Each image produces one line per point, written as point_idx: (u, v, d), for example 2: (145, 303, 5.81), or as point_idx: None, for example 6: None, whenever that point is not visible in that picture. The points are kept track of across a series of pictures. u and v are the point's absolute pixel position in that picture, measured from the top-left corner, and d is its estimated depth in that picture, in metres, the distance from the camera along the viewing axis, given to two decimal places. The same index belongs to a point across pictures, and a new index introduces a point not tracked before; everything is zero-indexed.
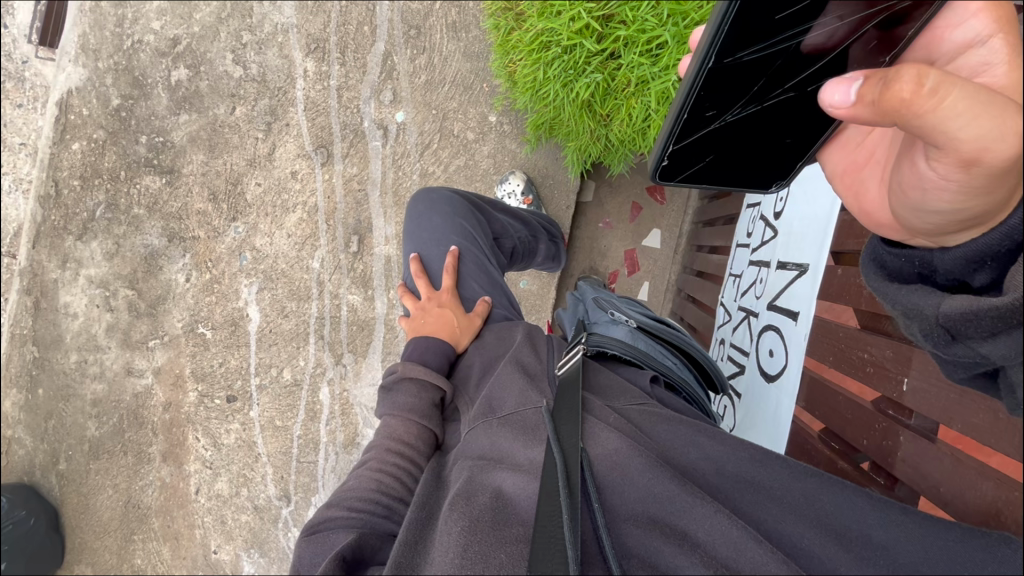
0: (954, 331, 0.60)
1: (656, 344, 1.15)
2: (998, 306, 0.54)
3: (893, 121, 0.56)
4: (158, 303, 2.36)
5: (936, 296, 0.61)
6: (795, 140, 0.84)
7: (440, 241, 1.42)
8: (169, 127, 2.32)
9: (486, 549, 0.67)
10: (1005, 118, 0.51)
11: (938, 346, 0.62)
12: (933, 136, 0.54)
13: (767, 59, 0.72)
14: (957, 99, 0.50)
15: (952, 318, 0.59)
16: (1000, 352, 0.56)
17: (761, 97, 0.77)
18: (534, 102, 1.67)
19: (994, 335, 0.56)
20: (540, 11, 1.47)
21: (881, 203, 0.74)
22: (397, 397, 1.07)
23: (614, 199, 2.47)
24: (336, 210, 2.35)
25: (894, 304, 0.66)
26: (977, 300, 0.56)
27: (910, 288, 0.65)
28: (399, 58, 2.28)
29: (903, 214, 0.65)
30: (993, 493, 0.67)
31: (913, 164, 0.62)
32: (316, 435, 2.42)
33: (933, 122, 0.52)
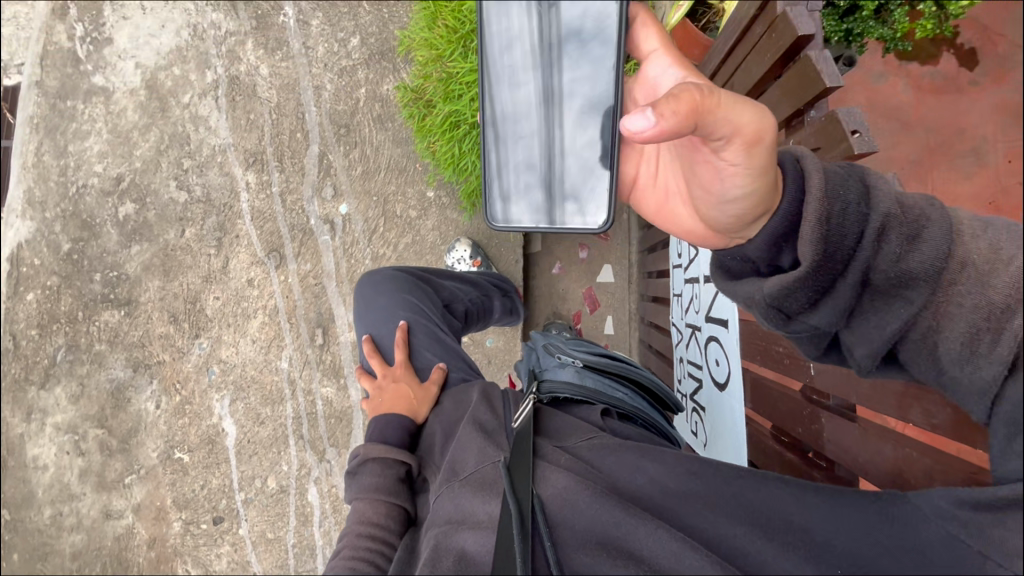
0: (784, 310, 0.70)
1: (605, 378, 1.20)
2: (800, 279, 0.67)
3: (688, 129, 0.61)
4: (130, 436, 2.32)
5: (759, 281, 0.72)
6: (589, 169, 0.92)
7: (389, 318, 1.47)
8: (122, 260, 2.37)
9: None
10: (756, 108, 0.65)
11: (781, 325, 0.73)
12: (721, 129, 0.63)
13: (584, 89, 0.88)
14: (726, 97, 0.62)
15: (777, 297, 0.69)
16: (824, 320, 0.69)
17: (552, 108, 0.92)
18: (458, 175, 1.77)
19: (813, 305, 0.69)
20: (444, 97, 1.66)
21: (694, 220, 0.83)
22: (361, 479, 1.08)
23: (561, 244, 2.58)
24: (297, 308, 2.40)
25: (735, 297, 0.76)
26: (786, 278, 0.68)
27: (744, 281, 0.75)
28: (335, 155, 2.43)
29: (717, 214, 0.74)
30: (892, 452, 0.74)
31: (707, 171, 0.72)
32: (311, 539, 2.34)
33: (720, 117, 0.62)
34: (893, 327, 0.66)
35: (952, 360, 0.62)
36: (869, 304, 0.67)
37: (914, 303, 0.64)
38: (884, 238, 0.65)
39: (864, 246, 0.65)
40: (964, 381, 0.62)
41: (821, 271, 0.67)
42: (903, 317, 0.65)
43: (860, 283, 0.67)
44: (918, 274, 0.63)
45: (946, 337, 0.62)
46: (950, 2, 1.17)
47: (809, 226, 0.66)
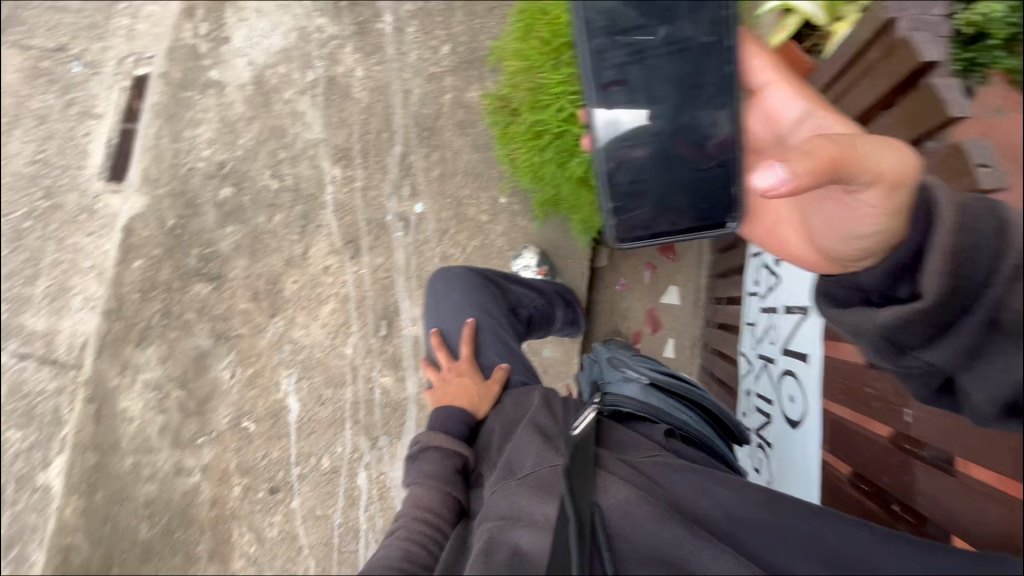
0: (901, 343, 0.82)
1: (670, 399, 1.17)
2: (925, 312, 0.77)
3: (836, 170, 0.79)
4: (205, 401, 2.50)
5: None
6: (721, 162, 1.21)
7: (457, 315, 1.51)
8: (216, 239, 2.59)
9: None
10: (898, 149, 0.86)
11: (896, 360, 0.84)
12: (866, 173, 0.83)
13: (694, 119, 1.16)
14: (870, 141, 0.83)
15: (894, 329, 0.81)
16: (943, 359, 0.78)
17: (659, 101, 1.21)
18: (535, 183, 1.80)
19: (933, 342, 0.78)
20: (530, 108, 1.70)
21: (807, 248, 1.11)
22: (421, 465, 1.12)
23: (628, 262, 2.55)
24: (366, 298, 2.51)
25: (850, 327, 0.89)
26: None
27: (856, 310, 0.89)
28: (416, 156, 2.54)
29: (841, 245, 0.95)
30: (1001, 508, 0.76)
31: (840, 202, 0.95)
32: (356, 521, 2.44)
33: (869, 162, 0.82)
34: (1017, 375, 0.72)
35: None
36: (991, 351, 0.74)
37: None
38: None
39: (996, 285, 0.71)
40: None
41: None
42: None
43: (986, 323, 0.73)
44: None
45: None
46: None
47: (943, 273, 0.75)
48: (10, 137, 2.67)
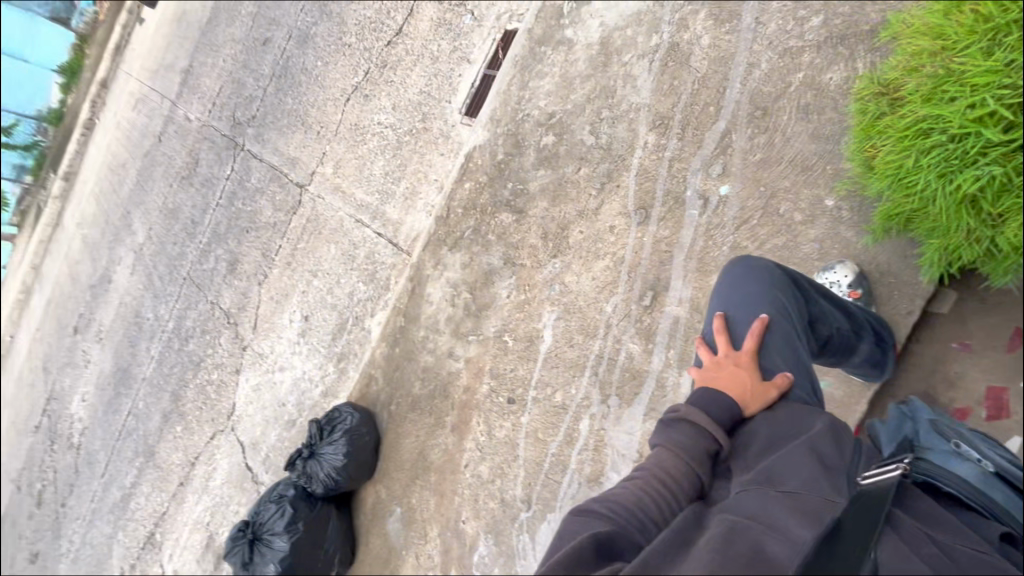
0: None
1: (1010, 497, 0.97)
2: None
3: None
4: (484, 308, 3.00)
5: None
6: None
7: (751, 306, 1.43)
8: (529, 178, 2.97)
9: None
10: None
11: None
12: None
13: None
14: None
15: None
16: None
17: None
18: (892, 190, 1.51)
19: None
20: (927, 99, 1.41)
21: None
22: (672, 432, 1.15)
23: (985, 320, 1.95)
24: (640, 265, 2.57)
25: None
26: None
27: None
28: (738, 136, 2.39)
29: None
30: None
31: None
32: (567, 458, 2.66)
33: None
34: None
35: None
36: None
37: None
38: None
39: None
40: None
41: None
42: None
43: None
44: None
45: None
46: None
47: None
48: (410, 72, 3.45)
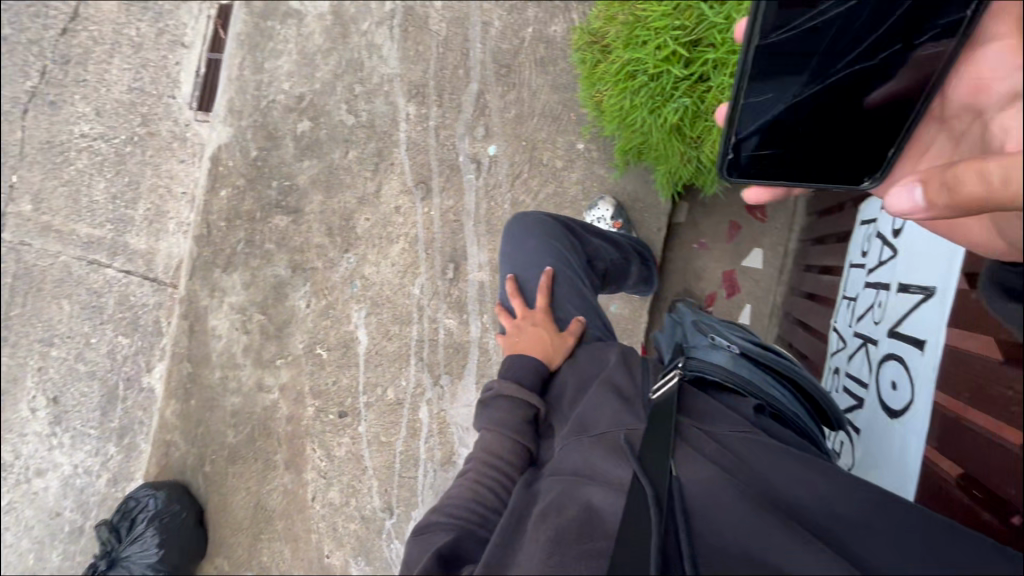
0: None
1: (762, 373, 1.09)
2: None
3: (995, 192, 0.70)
4: (284, 327, 2.65)
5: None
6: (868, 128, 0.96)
7: (535, 263, 1.48)
8: (294, 172, 2.64)
9: (569, 561, 0.72)
10: None
11: None
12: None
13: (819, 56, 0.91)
14: None
15: None
16: None
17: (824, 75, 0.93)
18: (622, 129, 1.70)
19: None
20: (625, 45, 1.55)
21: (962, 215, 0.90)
22: (493, 411, 1.12)
23: (709, 220, 2.39)
24: (435, 240, 2.52)
25: None
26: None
27: None
28: (492, 95, 2.43)
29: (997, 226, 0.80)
30: None
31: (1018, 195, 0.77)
32: (416, 451, 2.55)
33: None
34: None
35: None
36: None
37: None
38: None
39: None
40: None
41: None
42: None
43: None
44: None
45: None
46: None
47: None
48: (109, 65, 2.79)
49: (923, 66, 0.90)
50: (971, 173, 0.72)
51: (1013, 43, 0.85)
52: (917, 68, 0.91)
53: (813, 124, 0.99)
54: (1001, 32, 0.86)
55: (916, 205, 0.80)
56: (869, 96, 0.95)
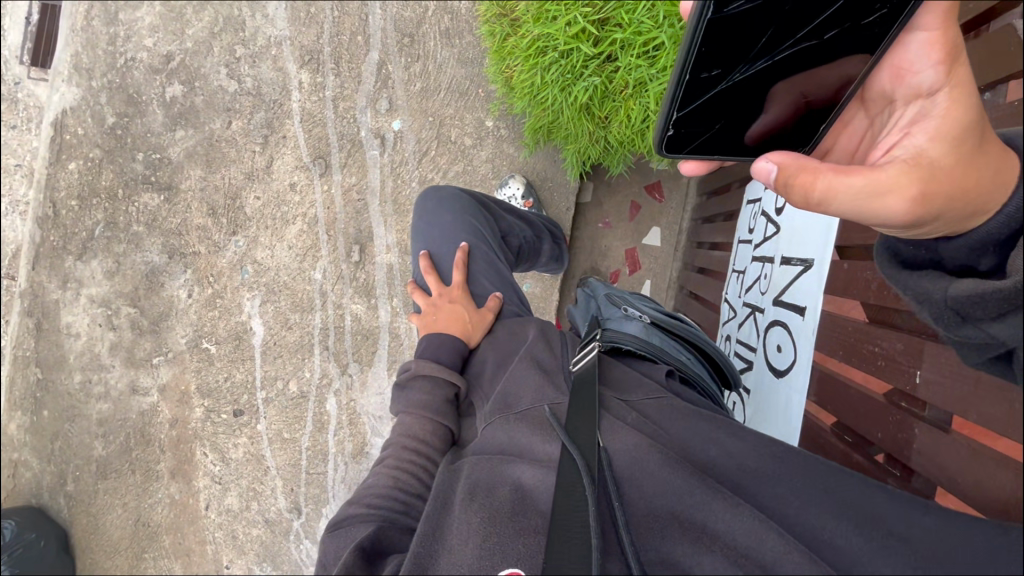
0: (963, 313, 0.64)
1: (668, 339, 1.15)
2: (1004, 289, 0.60)
3: (805, 204, 0.68)
4: (160, 320, 2.33)
5: (944, 282, 0.66)
6: (813, 100, 0.78)
7: (450, 238, 1.43)
8: (165, 143, 2.30)
9: (503, 541, 0.71)
10: (891, 198, 0.64)
11: (949, 328, 0.67)
12: (847, 209, 0.67)
13: (770, 4, 0.68)
14: (841, 199, 0.65)
15: (962, 301, 0.64)
16: (1009, 333, 0.61)
17: (771, 51, 0.72)
18: (532, 105, 1.70)
19: (1002, 316, 0.61)
20: (535, 18, 1.51)
21: None
22: (411, 394, 1.08)
23: (612, 199, 2.48)
24: (337, 221, 2.34)
25: (905, 290, 0.70)
26: (984, 284, 0.62)
27: (922, 273, 0.69)
28: (394, 66, 2.29)
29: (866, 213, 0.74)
30: (1013, 485, 0.71)
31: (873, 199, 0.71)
32: (325, 445, 2.39)
33: (842, 209, 0.67)
34: None
35: None
36: None
37: None
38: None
39: None
40: None
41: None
42: None
43: None
44: None
45: None
46: None
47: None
48: None
49: (813, 78, 0.76)
50: (806, 193, 0.66)
51: (940, 37, 0.69)
52: (782, 95, 0.78)
53: (743, 90, 0.77)
54: (931, 20, 0.68)
55: (768, 179, 0.69)
56: (747, 128, 0.82)
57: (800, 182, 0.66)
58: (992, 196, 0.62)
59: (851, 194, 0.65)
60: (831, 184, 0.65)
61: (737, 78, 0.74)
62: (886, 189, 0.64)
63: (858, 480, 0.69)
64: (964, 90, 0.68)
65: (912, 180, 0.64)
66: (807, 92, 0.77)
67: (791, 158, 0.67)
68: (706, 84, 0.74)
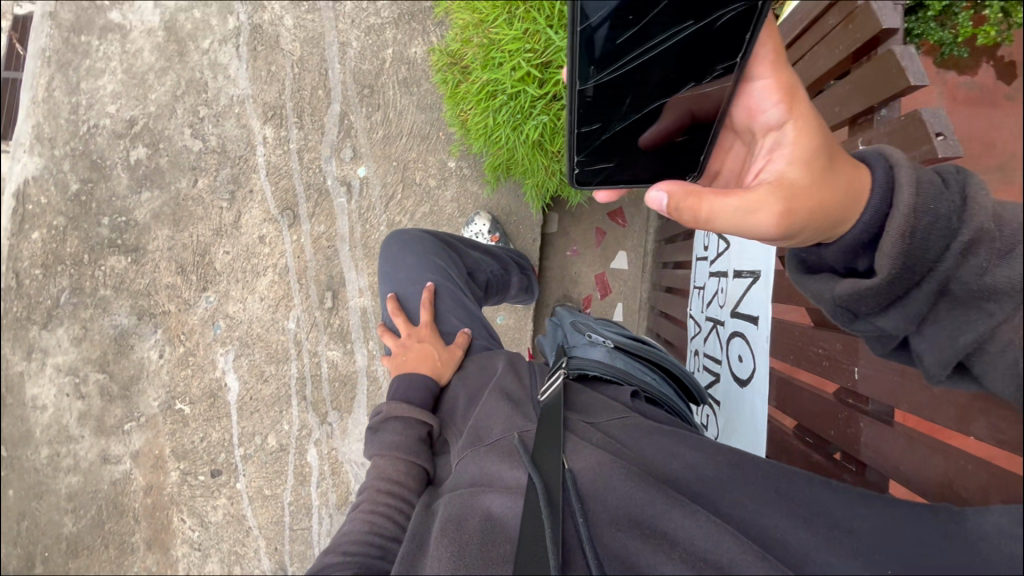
0: (853, 309, 0.72)
1: (635, 362, 1.14)
2: (872, 287, 0.67)
3: (695, 224, 0.72)
4: (131, 384, 2.27)
5: (832, 282, 0.73)
6: (687, 138, 0.86)
7: (416, 279, 1.46)
8: (131, 206, 2.29)
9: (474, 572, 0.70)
10: (766, 213, 0.69)
11: (846, 323, 0.74)
12: (731, 226, 0.71)
13: (629, 74, 0.75)
14: (724, 218, 0.70)
15: (845, 298, 0.71)
16: (892, 324, 0.68)
17: (639, 107, 0.80)
18: (488, 146, 1.78)
19: (883, 309, 0.68)
20: (485, 63, 1.63)
21: None
22: (384, 436, 1.08)
23: (578, 227, 2.54)
24: (308, 268, 2.31)
25: (806, 292, 0.78)
26: (858, 283, 0.69)
27: (817, 275, 0.77)
28: (356, 116, 2.29)
29: None
30: (944, 465, 0.77)
31: None
32: (308, 499, 2.30)
33: (727, 227, 0.71)
34: (966, 339, 0.62)
35: None
36: (947, 313, 0.64)
37: (994, 316, 0.60)
38: (973, 252, 0.61)
39: (946, 259, 0.62)
40: None
41: (895, 282, 0.66)
42: (981, 329, 0.61)
43: (936, 290, 0.64)
44: (1001, 289, 0.59)
45: None
46: (1015, 11, 1.14)
47: (891, 241, 0.65)
48: None
49: (698, 94, 0.80)
50: (692, 215, 0.71)
51: (776, 81, 0.80)
52: (671, 111, 0.82)
53: (627, 136, 0.83)
54: (766, 68, 0.80)
55: (660, 207, 0.72)
56: (641, 134, 0.84)
57: (686, 205, 0.71)
58: (847, 207, 0.69)
59: (730, 213, 0.70)
60: (712, 206, 0.70)
61: (619, 129, 0.81)
62: (758, 207, 0.70)
63: (807, 479, 0.73)
64: (805, 119, 0.78)
65: (780, 197, 0.70)
66: (692, 109, 0.82)
67: (677, 186, 0.72)
68: (590, 137, 0.81)
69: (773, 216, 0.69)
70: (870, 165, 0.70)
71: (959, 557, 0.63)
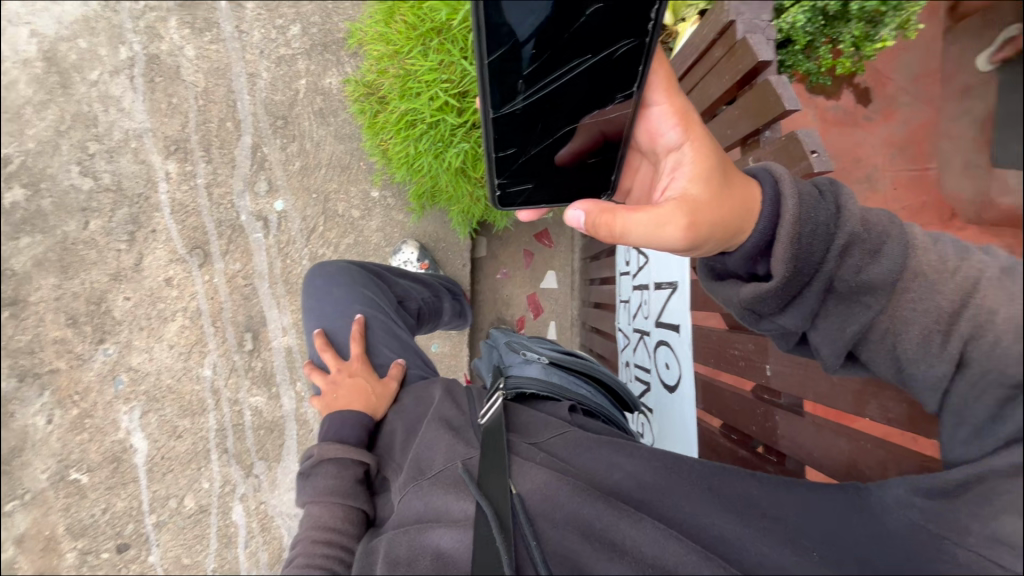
0: (758, 311, 0.74)
1: (569, 375, 1.13)
2: (768, 289, 0.70)
3: (611, 237, 0.75)
4: (12, 457, 1.93)
5: (737, 286, 0.75)
6: (597, 159, 0.91)
7: (345, 313, 1.41)
8: (6, 255, 1.98)
9: None
10: (674, 221, 0.70)
11: (752, 323, 0.77)
12: (646, 237, 0.72)
13: (540, 102, 0.81)
14: (635, 231, 0.72)
15: (750, 300, 0.73)
16: (792, 321, 0.71)
17: (550, 131, 0.85)
18: (411, 174, 1.75)
19: (784, 307, 0.71)
20: (400, 92, 1.62)
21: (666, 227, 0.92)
22: (317, 482, 1.01)
23: (506, 250, 2.57)
24: (223, 309, 2.06)
25: (718, 297, 0.79)
26: (759, 286, 0.71)
27: (724, 281, 0.78)
28: (269, 148, 2.11)
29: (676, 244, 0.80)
30: (849, 447, 0.84)
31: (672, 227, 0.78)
32: (234, 564, 2.05)
33: (641, 237, 0.73)
34: (852, 329, 0.67)
35: (910, 357, 0.62)
36: (833, 309, 0.68)
37: (872, 307, 0.65)
38: (848, 253, 0.66)
39: (828, 260, 0.67)
40: (920, 376, 0.62)
41: (790, 281, 0.69)
42: (863, 320, 0.66)
43: (824, 288, 0.68)
44: (876, 283, 0.64)
45: (903, 338, 0.63)
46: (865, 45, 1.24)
47: (783, 246, 0.67)
48: None
49: (605, 117, 0.86)
50: (608, 232, 0.75)
51: (670, 105, 0.86)
52: (585, 129, 0.87)
53: (541, 159, 0.87)
54: (659, 94, 0.86)
55: (579, 224, 0.78)
56: (560, 150, 0.88)
57: (602, 223, 0.75)
58: (745, 212, 0.71)
59: (640, 226, 0.72)
60: (624, 221, 0.72)
61: (533, 152, 0.85)
62: (665, 219, 0.71)
63: (736, 475, 0.77)
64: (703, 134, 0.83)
65: (687, 204, 0.72)
66: (603, 128, 0.88)
67: (594, 203, 0.77)
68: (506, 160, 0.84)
69: (679, 228, 0.70)
70: (758, 178, 0.74)
71: (868, 529, 0.66)
